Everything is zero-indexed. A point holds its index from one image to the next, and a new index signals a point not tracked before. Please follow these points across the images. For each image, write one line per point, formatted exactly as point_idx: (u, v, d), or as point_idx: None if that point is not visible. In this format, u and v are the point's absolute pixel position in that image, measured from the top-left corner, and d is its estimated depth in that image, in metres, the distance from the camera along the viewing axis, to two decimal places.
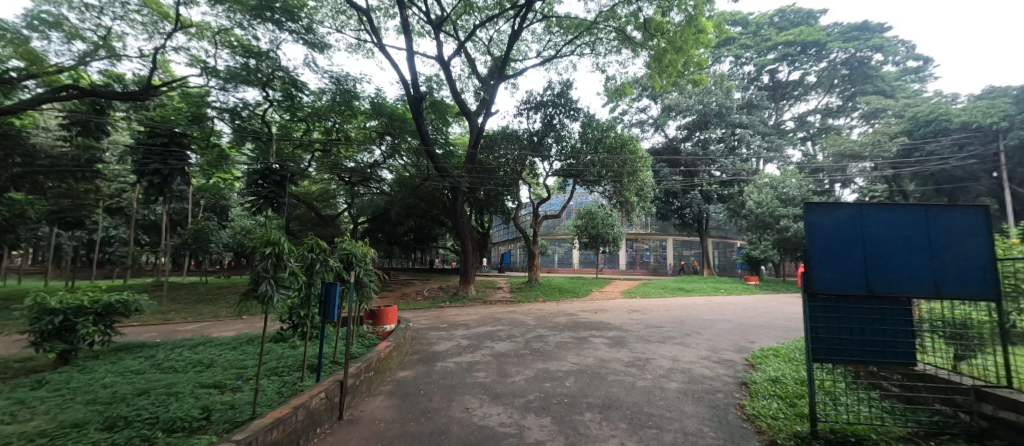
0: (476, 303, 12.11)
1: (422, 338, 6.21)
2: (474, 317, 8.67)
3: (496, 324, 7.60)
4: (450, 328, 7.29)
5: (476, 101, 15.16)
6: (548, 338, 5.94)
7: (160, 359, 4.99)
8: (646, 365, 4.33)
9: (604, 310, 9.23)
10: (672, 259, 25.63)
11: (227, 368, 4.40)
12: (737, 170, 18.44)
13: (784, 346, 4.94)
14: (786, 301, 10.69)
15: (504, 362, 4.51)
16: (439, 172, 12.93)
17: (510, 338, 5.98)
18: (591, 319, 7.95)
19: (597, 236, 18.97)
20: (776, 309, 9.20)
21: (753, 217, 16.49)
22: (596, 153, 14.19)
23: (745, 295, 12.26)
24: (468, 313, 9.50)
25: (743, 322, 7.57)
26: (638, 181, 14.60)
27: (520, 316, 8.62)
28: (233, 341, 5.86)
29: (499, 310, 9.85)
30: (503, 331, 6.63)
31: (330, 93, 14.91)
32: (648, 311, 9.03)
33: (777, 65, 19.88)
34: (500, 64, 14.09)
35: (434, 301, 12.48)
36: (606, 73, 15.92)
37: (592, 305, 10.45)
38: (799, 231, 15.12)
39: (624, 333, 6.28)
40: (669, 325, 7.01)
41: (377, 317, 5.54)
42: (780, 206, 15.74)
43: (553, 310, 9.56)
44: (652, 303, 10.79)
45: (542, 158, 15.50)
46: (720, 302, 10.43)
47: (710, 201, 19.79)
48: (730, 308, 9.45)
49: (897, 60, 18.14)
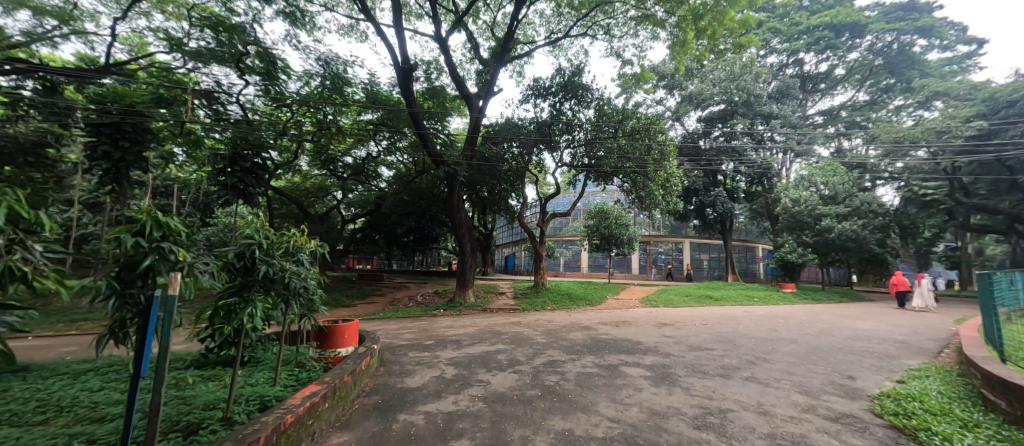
0: (475, 311, 10.51)
1: (394, 363, 4.62)
2: (468, 331, 7.09)
3: (494, 342, 6.01)
4: (436, 346, 5.71)
5: (478, 84, 13.69)
6: (566, 367, 4.34)
7: (6, 398, 3.46)
8: (727, 427, 2.73)
9: (627, 323, 7.61)
10: (688, 264, 23.85)
11: (79, 420, 2.90)
12: (765, 165, 16.70)
13: (926, 394, 3.32)
14: (842, 313, 9.02)
15: (502, 416, 2.91)
16: (434, 162, 11.31)
17: (513, 366, 4.37)
18: (614, 336, 6.35)
19: (609, 237, 17.32)
20: (837, 324, 7.59)
21: (787, 217, 14.72)
22: (615, 140, 12.48)
23: (788, 306, 10.56)
24: (462, 324, 7.92)
25: (810, 342, 5.96)
26: (661, 175, 13.01)
27: (525, 330, 7.03)
28: (135, 367, 4.31)
29: (500, 321, 8.27)
30: (504, 354, 5.04)
31: (319, 77, 13.56)
32: (683, 325, 7.38)
33: (807, 53, 18.28)
34: (501, 46, 12.60)
35: (426, 309, 10.89)
36: (624, 58, 14.25)
37: (611, 316, 8.84)
38: (843, 232, 13.30)
39: (667, 360, 4.67)
40: (720, 347, 5.39)
41: (326, 340, 3.97)
42: (820, 204, 13.98)
43: (565, 322, 7.95)
44: (682, 314, 9.14)
45: (551, 150, 14.02)
46: (763, 314, 8.81)
47: (735, 200, 18.07)
48: (779, 322, 7.82)
49: (944, 44, 16.52)
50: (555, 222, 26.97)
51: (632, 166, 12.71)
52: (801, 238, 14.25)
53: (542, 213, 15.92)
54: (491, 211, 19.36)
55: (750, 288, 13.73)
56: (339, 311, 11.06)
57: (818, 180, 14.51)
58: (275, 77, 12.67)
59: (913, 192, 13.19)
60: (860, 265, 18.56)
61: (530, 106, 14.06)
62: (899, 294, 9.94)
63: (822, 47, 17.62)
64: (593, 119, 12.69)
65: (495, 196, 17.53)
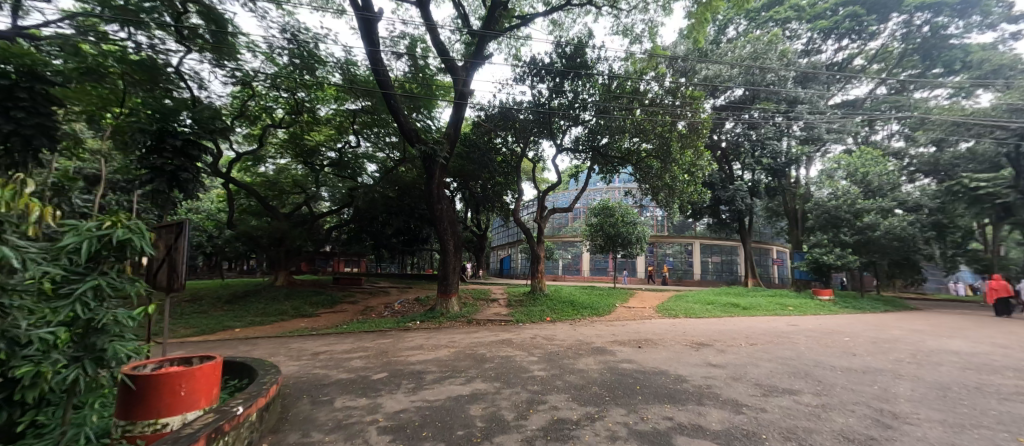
0: (457, 323, 8.68)
1: (294, 430, 2.77)
2: (441, 356, 5.24)
3: (471, 377, 4.16)
4: (383, 386, 3.86)
5: (464, 54, 11.57)
6: (582, 441, 2.51)
7: None
8: None
9: (653, 343, 5.78)
10: (698, 267, 22.13)
11: None
12: (790, 158, 15.02)
13: None
14: (912, 328, 7.25)
15: None
16: (409, 141, 9.24)
17: (492, 439, 2.54)
18: (643, 366, 4.53)
19: (615, 237, 15.55)
20: (926, 345, 5.79)
21: (820, 213, 12.92)
22: (628, 119, 10.59)
23: (837, 316, 8.75)
24: (436, 344, 6.09)
25: (925, 378, 4.16)
26: (690, 158, 10.95)
27: (518, 355, 5.19)
28: None
29: (487, 339, 6.45)
30: (481, 406, 3.20)
31: (286, 53, 11.82)
32: (727, 347, 5.55)
33: (830, 37, 16.65)
34: (492, 13, 10.76)
35: (400, 320, 8.99)
36: (635, 32, 12.48)
37: (628, 331, 7.02)
38: (890, 230, 11.55)
39: (746, 420, 2.87)
40: (809, 392, 3.58)
41: (132, 406, 2.12)
42: (860, 198, 12.24)
43: (570, 341, 6.13)
44: (716, 328, 7.33)
45: (551, 137, 12.29)
46: (818, 330, 7.01)
47: (755, 196, 16.36)
48: (847, 342, 6.02)
49: (986, 22, 14.92)
50: (555, 221, 25.16)
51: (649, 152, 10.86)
52: (839, 236, 12.44)
53: (540, 209, 14.09)
54: (484, 209, 17.69)
55: (779, 295, 11.93)
56: (297, 322, 9.14)
57: (856, 172, 12.70)
58: (230, 53, 10.97)
59: (961, 186, 11.42)
60: (889, 268, 16.91)
61: (528, 87, 12.15)
62: (1002, 302, 8.63)
63: (852, 26, 15.80)
64: (603, 85, 10.71)
65: (491, 191, 15.81)
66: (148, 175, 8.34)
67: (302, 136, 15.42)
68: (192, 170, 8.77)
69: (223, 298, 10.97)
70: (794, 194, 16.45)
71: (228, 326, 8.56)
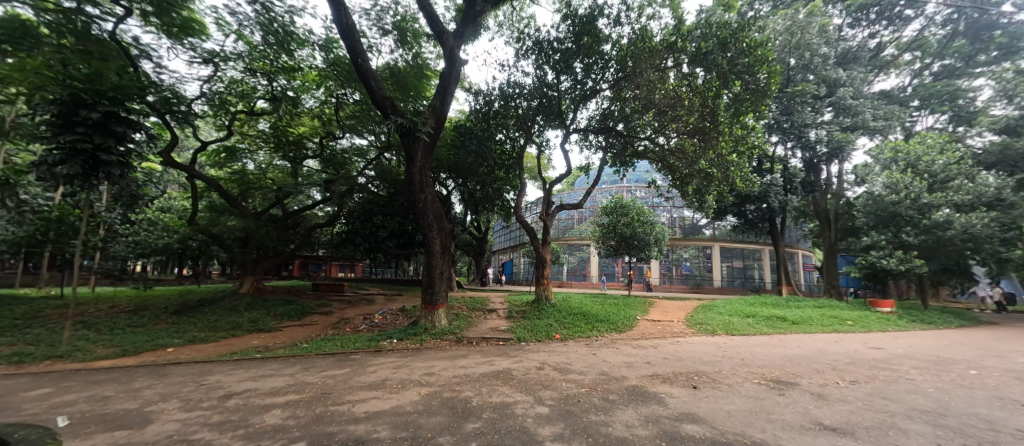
0: (443, 342, 7.01)
1: None
2: (404, 402, 3.55)
3: None
4: None
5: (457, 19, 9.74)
6: None
7: None
8: None
9: (712, 382, 4.03)
10: (718, 272, 20.35)
11: None
12: (831, 148, 13.28)
13: None
14: None
15: None
16: (387, 116, 7.64)
17: None
18: (719, 431, 2.79)
19: (629, 238, 13.78)
20: None
21: (876, 210, 11.18)
22: (655, 94, 8.93)
23: (922, 336, 6.96)
24: (404, 379, 4.38)
25: None
26: (740, 132, 8.64)
27: (520, 403, 3.47)
28: None
29: (476, 370, 4.71)
30: None
31: (258, 30, 10.27)
32: (823, 389, 3.81)
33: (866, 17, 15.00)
34: None
35: (374, 338, 7.29)
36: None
37: (666, 358, 5.27)
38: (963, 227, 9.94)
39: None
40: None
41: None
42: (925, 191, 10.49)
43: (592, 376, 4.38)
44: (779, 352, 5.58)
45: (562, 125, 10.77)
46: (919, 356, 5.25)
47: (788, 192, 14.55)
48: (984, 379, 4.25)
49: None
50: (561, 222, 23.47)
51: (687, 138, 9.19)
52: (900, 236, 10.75)
53: (547, 206, 12.37)
54: (484, 211, 15.92)
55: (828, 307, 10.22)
56: (249, 340, 7.47)
57: (916, 161, 10.89)
58: (197, 31, 9.81)
59: None
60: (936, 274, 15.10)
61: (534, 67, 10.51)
62: None
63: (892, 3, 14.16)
64: (622, 49, 8.91)
65: (493, 186, 14.12)
66: (59, 155, 6.87)
67: (285, 126, 13.93)
68: (118, 150, 7.36)
69: (173, 308, 9.32)
70: (828, 192, 14.70)
71: (161, 345, 6.87)
